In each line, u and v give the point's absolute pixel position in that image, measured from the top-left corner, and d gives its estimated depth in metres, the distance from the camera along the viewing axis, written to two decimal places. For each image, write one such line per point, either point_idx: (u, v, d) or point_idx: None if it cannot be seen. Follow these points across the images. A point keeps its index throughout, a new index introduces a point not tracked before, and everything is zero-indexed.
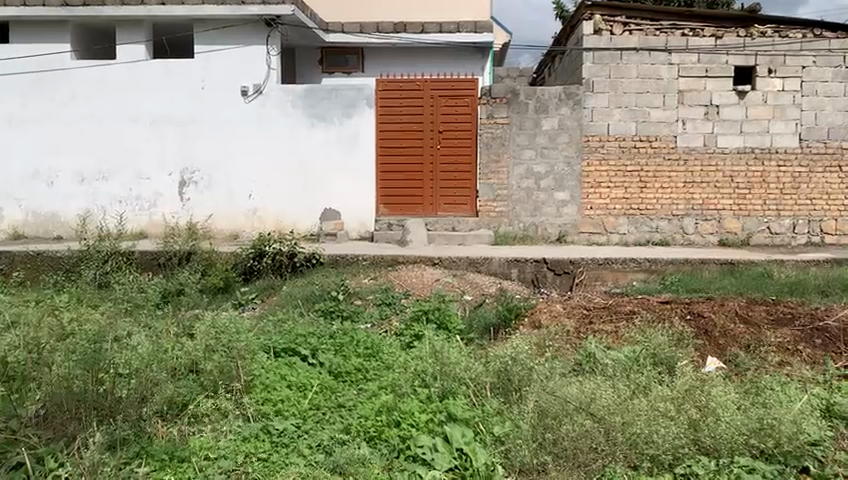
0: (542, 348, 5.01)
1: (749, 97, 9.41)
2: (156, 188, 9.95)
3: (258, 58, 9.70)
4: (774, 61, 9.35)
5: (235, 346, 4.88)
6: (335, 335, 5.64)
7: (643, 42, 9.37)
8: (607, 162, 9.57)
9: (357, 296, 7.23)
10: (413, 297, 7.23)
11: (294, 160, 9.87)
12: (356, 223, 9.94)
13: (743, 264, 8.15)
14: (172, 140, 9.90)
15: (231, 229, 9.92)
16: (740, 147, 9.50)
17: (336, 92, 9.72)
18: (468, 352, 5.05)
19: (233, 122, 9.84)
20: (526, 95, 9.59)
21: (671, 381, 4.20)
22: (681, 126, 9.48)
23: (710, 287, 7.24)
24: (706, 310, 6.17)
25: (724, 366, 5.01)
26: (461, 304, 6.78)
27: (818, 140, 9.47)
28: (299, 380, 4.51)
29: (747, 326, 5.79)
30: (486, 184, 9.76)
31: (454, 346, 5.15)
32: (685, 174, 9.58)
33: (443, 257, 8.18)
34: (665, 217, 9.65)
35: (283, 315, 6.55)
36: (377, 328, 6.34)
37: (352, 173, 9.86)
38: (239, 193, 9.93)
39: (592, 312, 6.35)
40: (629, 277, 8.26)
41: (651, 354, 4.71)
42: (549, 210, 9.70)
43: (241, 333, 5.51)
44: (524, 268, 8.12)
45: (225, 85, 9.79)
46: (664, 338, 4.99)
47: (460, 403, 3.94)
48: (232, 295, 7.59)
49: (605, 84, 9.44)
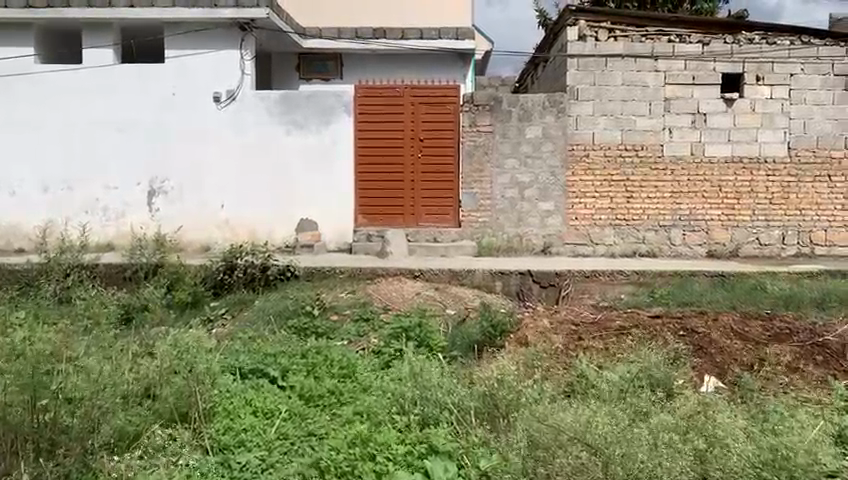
0: (529, 369, 4.67)
1: (737, 105, 9.18)
2: (123, 198, 9.52)
3: (231, 63, 9.33)
4: (762, 69, 9.15)
5: (196, 370, 4.52)
6: (308, 354, 5.26)
7: (628, 49, 9.13)
8: (593, 171, 9.29)
9: (333, 312, 6.86)
10: (392, 311, 6.88)
11: (269, 168, 9.48)
12: (333, 233, 9.55)
13: (734, 276, 7.86)
14: (141, 148, 9.48)
15: (201, 240, 9.50)
16: (728, 156, 9.27)
17: (312, 98, 9.38)
18: (449, 373, 4.69)
19: (205, 129, 9.45)
20: (510, 102, 9.29)
21: (669, 406, 3.90)
22: (668, 134, 9.23)
23: (702, 300, 6.94)
24: (701, 326, 5.87)
25: (723, 386, 4.71)
26: (442, 319, 6.43)
27: (807, 149, 9.26)
28: (265, 406, 4.20)
29: (744, 343, 5.49)
30: (468, 193, 9.43)
31: (435, 367, 4.79)
32: (672, 183, 9.32)
33: (424, 270, 7.84)
34: (652, 228, 9.37)
35: (253, 333, 6.16)
36: (352, 347, 5.98)
37: (330, 181, 9.49)
38: (211, 203, 9.51)
39: (580, 327, 6.03)
40: (617, 290, 7.88)
41: (646, 376, 4.38)
42: (533, 220, 9.37)
43: (205, 354, 5.11)
44: (508, 280, 7.81)
45: (197, 91, 9.40)
46: (659, 357, 4.67)
47: (441, 433, 3.60)
48: (200, 311, 7.18)
49: (590, 91, 9.17)
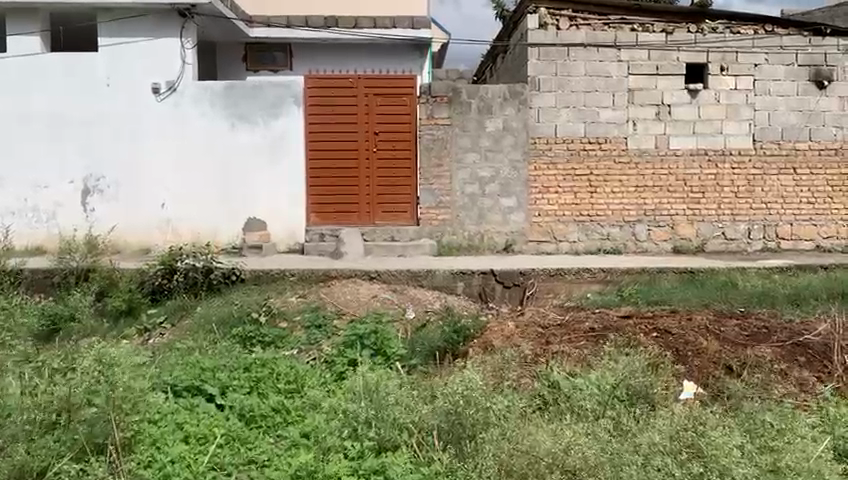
0: (494, 386, 4.22)
1: (701, 96, 8.93)
2: (55, 198, 8.81)
3: (171, 51, 8.72)
4: (726, 58, 8.91)
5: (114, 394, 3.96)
6: (251, 368, 4.79)
7: (590, 38, 8.78)
8: (555, 165, 8.91)
9: (282, 318, 6.32)
10: (346, 316, 6.39)
11: (213, 165, 8.88)
12: (284, 233, 8.99)
13: (703, 273, 7.55)
14: (74, 144, 8.79)
15: (141, 242, 8.85)
16: (693, 148, 9.00)
17: (259, 89, 8.82)
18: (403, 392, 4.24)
19: (143, 122, 8.80)
20: (469, 94, 8.86)
21: (650, 423, 3.51)
22: (631, 127, 8.91)
23: (672, 298, 6.62)
24: (674, 327, 5.55)
25: (705, 393, 4.40)
26: (400, 324, 5.97)
27: (772, 141, 9.05)
28: (199, 430, 3.69)
29: (722, 345, 5.16)
30: (427, 190, 8.98)
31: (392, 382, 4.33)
32: (637, 177, 9.00)
33: (381, 271, 7.36)
34: (617, 224, 9.05)
35: (193, 345, 5.63)
36: (302, 358, 5.47)
37: (279, 178, 8.95)
38: (150, 202, 8.87)
39: (548, 330, 5.64)
40: (583, 289, 7.48)
41: (621, 389, 4.02)
42: (495, 217, 8.96)
43: (134, 371, 4.56)
44: (470, 280, 7.37)
45: (134, 82, 8.76)
46: (637, 365, 4.28)
47: (402, 468, 3.14)
48: (137, 320, 6.60)
49: (552, 82, 8.79)
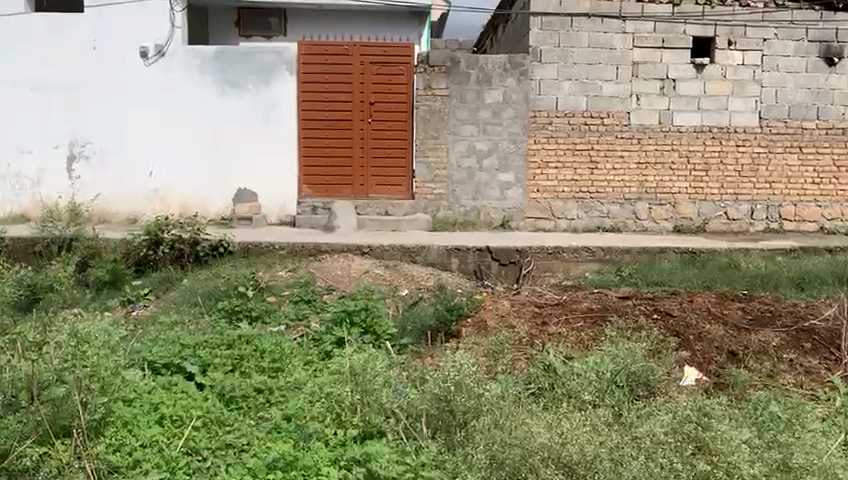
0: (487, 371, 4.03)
1: (707, 71, 8.65)
2: (39, 165, 8.57)
3: (160, 13, 8.40)
4: (734, 33, 8.62)
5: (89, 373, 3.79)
6: (235, 345, 4.59)
7: (595, 8, 8.47)
8: (555, 139, 8.66)
9: (270, 293, 6.11)
10: (337, 292, 6.18)
11: (203, 134, 8.61)
12: (275, 205, 8.74)
13: (704, 253, 7.33)
14: (58, 108, 8.51)
15: (127, 211, 8.62)
16: (697, 126, 8.75)
17: (251, 55, 8.52)
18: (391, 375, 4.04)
19: (131, 87, 8.51)
20: (468, 63, 8.55)
21: (649, 415, 3.34)
22: (635, 101, 8.64)
23: (672, 279, 6.43)
24: (674, 310, 5.36)
25: (705, 379, 4.26)
26: (391, 301, 5.77)
27: (779, 119, 8.80)
28: (175, 411, 3.52)
29: (725, 329, 4.97)
30: (422, 163, 8.70)
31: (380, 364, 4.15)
32: (639, 154, 8.75)
33: (374, 246, 7.14)
34: (617, 201, 8.83)
35: (176, 319, 5.44)
36: (289, 335, 5.27)
37: (271, 148, 8.69)
38: (138, 170, 8.61)
39: (544, 310, 5.46)
40: (581, 268, 7.27)
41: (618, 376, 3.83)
42: (492, 192, 8.72)
43: (111, 348, 4.37)
44: (465, 257, 7.16)
45: (120, 45, 8.46)
46: (638, 351, 4.09)
47: (384, 462, 2.97)
48: (120, 291, 6.40)
49: (554, 53, 8.50)
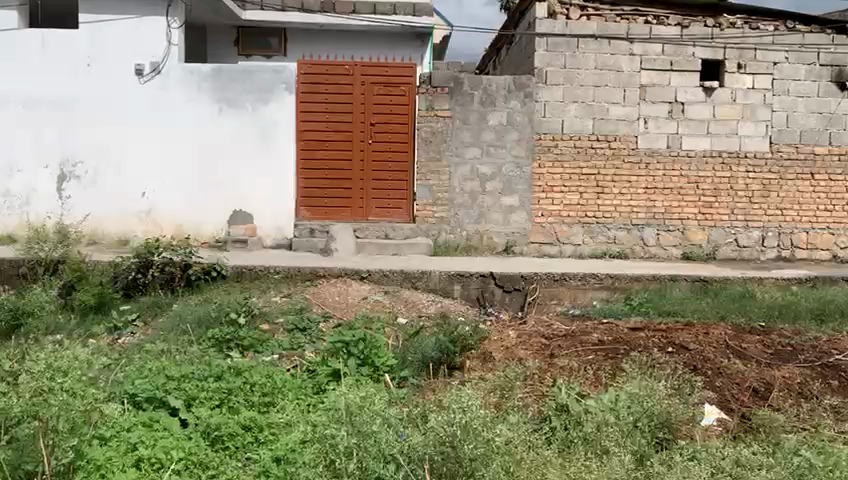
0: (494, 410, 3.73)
1: (717, 95, 8.44)
2: (28, 183, 8.31)
3: (157, 31, 8.22)
4: (744, 56, 8.43)
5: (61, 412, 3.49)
6: (223, 377, 4.30)
7: (601, 29, 8.29)
8: (560, 163, 8.42)
9: (263, 320, 5.81)
10: (333, 320, 5.89)
11: (199, 153, 8.37)
12: (272, 228, 8.48)
13: (717, 282, 7.05)
14: (50, 127, 8.27)
15: (119, 232, 8.35)
16: (706, 150, 8.52)
17: (249, 74, 8.32)
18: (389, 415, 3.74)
19: (125, 106, 8.29)
20: (472, 84, 8.32)
21: (672, 468, 3.03)
22: (642, 125, 8.42)
23: (685, 309, 6.15)
24: (691, 344, 5.08)
25: (727, 418, 3.97)
26: (391, 330, 5.47)
27: (790, 144, 8.57)
28: (154, 454, 3.25)
29: (746, 364, 4.69)
30: (424, 185, 8.46)
31: (377, 401, 3.85)
32: (646, 178, 8.51)
33: (373, 271, 6.85)
34: (624, 227, 8.56)
35: (163, 348, 5.14)
36: (281, 366, 4.97)
37: (268, 169, 8.44)
38: (130, 190, 8.36)
39: (552, 342, 5.17)
40: (588, 296, 6.98)
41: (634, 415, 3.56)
42: (495, 216, 8.46)
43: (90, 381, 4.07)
44: (468, 283, 6.88)
45: (115, 62, 8.25)
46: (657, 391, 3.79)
47: None
48: (106, 316, 6.10)
49: (559, 74, 8.29)
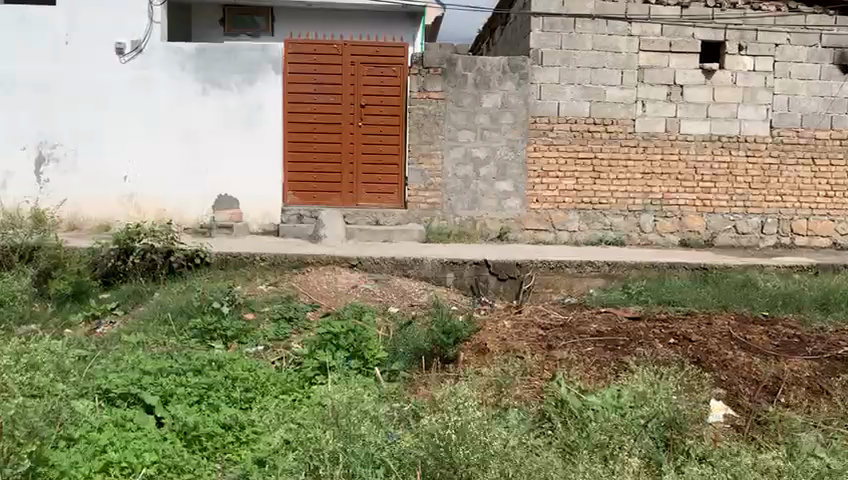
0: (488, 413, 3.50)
1: (716, 77, 8.21)
2: (6, 167, 8.02)
3: (138, 8, 7.91)
4: (745, 37, 8.19)
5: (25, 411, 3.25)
6: (204, 371, 4.07)
7: (599, 9, 8.02)
8: (556, 147, 8.18)
9: (248, 310, 5.57)
10: (321, 310, 5.65)
11: (183, 136, 8.08)
12: (258, 213, 8.21)
13: (716, 270, 6.85)
14: (27, 108, 7.96)
15: (100, 217, 8.08)
16: (705, 134, 8.30)
17: (234, 53, 8.02)
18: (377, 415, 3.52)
19: (105, 86, 7.98)
20: (465, 65, 8.07)
21: (683, 478, 2.82)
22: (640, 108, 8.19)
23: (685, 298, 5.94)
24: (693, 335, 4.88)
25: (735, 415, 3.77)
26: (381, 321, 5.24)
27: (791, 128, 8.36)
28: (124, 458, 3.00)
29: (751, 357, 4.49)
30: (416, 170, 8.20)
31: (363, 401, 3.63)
32: (644, 163, 8.29)
33: (363, 258, 6.60)
34: (621, 213, 8.35)
35: (143, 340, 4.91)
36: (267, 359, 4.74)
37: (254, 152, 8.16)
38: (112, 174, 8.07)
39: (550, 333, 4.97)
40: (585, 285, 6.76)
41: (635, 413, 3.39)
42: (489, 202, 8.23)
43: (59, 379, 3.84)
44: (461, 271, 6.65)
45: (95, 41, 7.93)
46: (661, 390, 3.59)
47: None
48: (85, 305, 5.87)
49: (556, 55, 8.04)
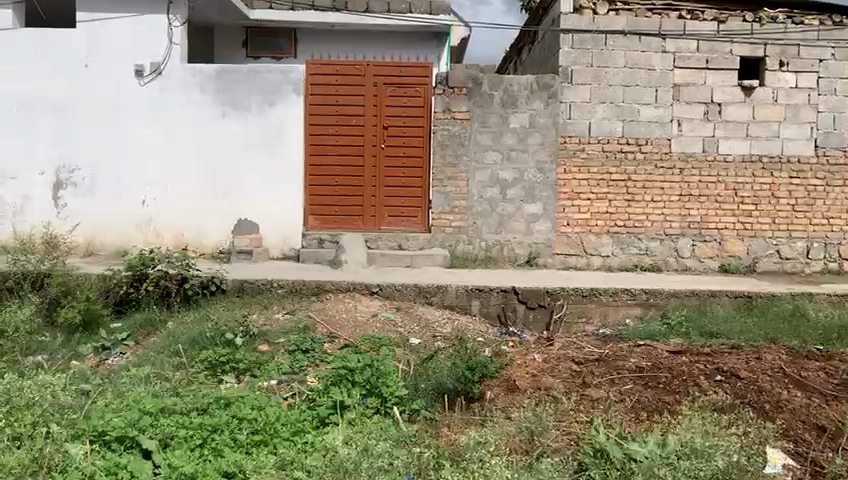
0: (518, 467, 3.15)
1: (756, 94, 7.81)
2: (23, 191, 7.87)
3: (158, 29, 7.76)
4: (787, 52, 7.80)
5: None
6: (209, 411, 3.77)
7: (632, 25, 7.70)
8: (588, 168, 7.82)
9: (263, 341, 5.27)
10: (340, 341, 5.33)
11: (202, 159, 7.89)
12: (278, 238, 7.96)
13: (762, 298, 6.41)
14: (46, 132, 7.84)
15: (118, 243, 7.90)
16: (745, 154, 7.88)
17: (255, 74, 7.82)
18: (393, 467, 3.19)
19: (124, 109, 7.83)
20: (491, 84, 7.78)
21: None
22: (676, 127, 7.81)
23: (730, 329, 5.52)
24: (742, 371, 4.46)
25: (797, 467, 3.35)
26: (401, 354, 4.91)
27: (837, 147, 7.92)
28: None
29: (809, 398, 4.07)
30: (440, 193, 7.90)
31: (380, 453, 3.29)
32: (681, 185, 7.89)
33: (384, 285, 6.29)
34: (657, 237, 7.94)
35: (149, 373, 4.64)
36: (279, 395, 4.43)
37: (274, 176, 7.93)
38: (129, 198, 7.89)
39: (584, 368, 4.59)
40: (621, 314, 6.36)
41: (684, 470, 3.01)
42: (517, 226, 7.88)
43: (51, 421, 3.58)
44: (487, 299, 6.29)
45: (115, 63, 7.80)
46: (714, 444, 3.22)
47: None
48: (95, 336, 5.63)
49: (586, 73, 7.72)
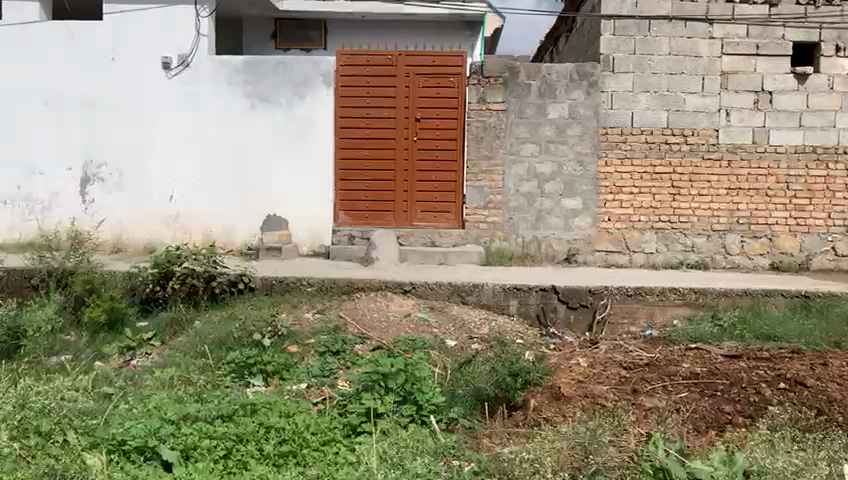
0: None
1: (811, 82, 7.37)
2: (51, 186, 7.76)
3: (185, 21, 7.58)
4: (844, 37, 7.35)
5: None
6: (235, 419, 3.54)
7: (677, 9, 7.31)
8: (630, 160, 7.47)
9: (292, 342, 5.03)
10: (372, 342, 5.06)
11: (230, 153, 7.69)
12: (308, 234, 7.74)
13: (821, 298, 6.01)
14: (73, 126, 7.72)
15: (146, 239, 7.75)
16: (798, 145, 7.44)
17: (284, 66, 7.60)
18: None
19: (151, 103, 7.67)
20: (529, 74, 7.45)
21: None
22: (724, 117, 7.42)
23: (789, 332, 5.15)
24: (808, 379, 4.10)
25: None
26: (437, 357, 4.64)
27: None
28: None
29: None
30: (475, 187, 7.60)
31: (418, 470, 3.02)
32: (729, 178, 7.50)
33: (417, 284, 6.03)
34: (703, 233, 7.56)
35: (173, 376, 4.44)
36: (309, 399, 4.19)
37: (304, 170, 7.70)
38: (157, 193, 7.73)
39: (634, 374, 4.28)
40: (668, 314, 6.01)
41: None
42: (555, 221, 7.57)
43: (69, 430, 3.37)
44: (525, 299, 5.99)
45: (142, 56, 7.64)
46: (790, 466, 2.90)
47: None
48: (120, 336, 5.46)
49: (628, 61, 7.35)
